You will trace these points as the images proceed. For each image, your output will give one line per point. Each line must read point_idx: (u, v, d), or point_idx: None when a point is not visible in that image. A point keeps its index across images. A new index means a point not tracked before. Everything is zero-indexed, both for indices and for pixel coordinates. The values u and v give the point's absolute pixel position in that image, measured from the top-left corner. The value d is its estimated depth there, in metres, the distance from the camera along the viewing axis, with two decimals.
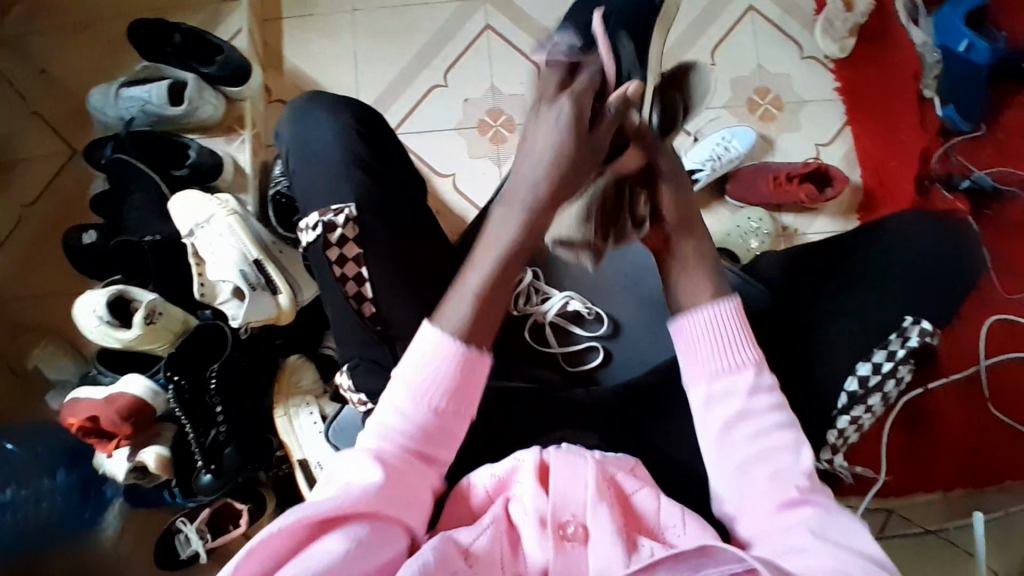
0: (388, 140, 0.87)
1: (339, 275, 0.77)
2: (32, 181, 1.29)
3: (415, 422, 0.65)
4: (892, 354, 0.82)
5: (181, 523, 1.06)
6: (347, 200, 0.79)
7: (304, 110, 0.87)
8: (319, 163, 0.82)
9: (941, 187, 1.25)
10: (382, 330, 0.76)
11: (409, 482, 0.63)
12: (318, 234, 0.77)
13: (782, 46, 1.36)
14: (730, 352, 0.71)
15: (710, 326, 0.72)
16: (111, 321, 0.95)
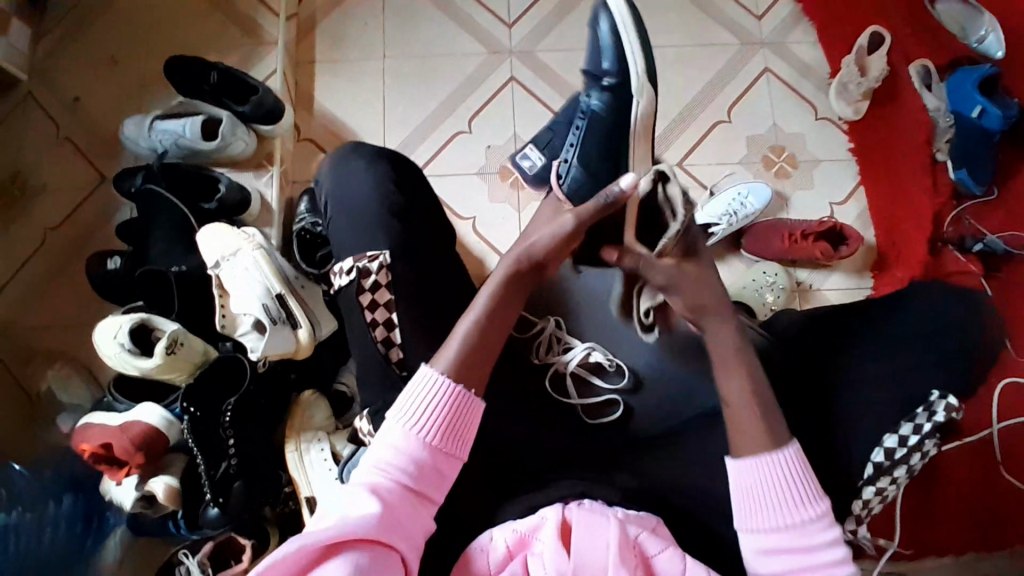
0: (420, 186, 0.89)
1: (370, 319, 0.79)
2: (60, 206, 1.32)
3: (408, 452, 0.67)
4: (918, 428, 0.79)
5: (184, 555, 1.02)
6: (381, 247, 0.81)
7: (342, 157, 0.89)
8: (353, 208, 0.85)
9: (953, 249, 1.25)
10: (408, 374, 0.78)
11: (404, 517, 0.64)
12: (352, 279, 0.80)
13: (796, 107, 1.40)
14: (791, 506, 0.71)
15: (772, 483, 0.71)
16: (131, 349, 0.95)
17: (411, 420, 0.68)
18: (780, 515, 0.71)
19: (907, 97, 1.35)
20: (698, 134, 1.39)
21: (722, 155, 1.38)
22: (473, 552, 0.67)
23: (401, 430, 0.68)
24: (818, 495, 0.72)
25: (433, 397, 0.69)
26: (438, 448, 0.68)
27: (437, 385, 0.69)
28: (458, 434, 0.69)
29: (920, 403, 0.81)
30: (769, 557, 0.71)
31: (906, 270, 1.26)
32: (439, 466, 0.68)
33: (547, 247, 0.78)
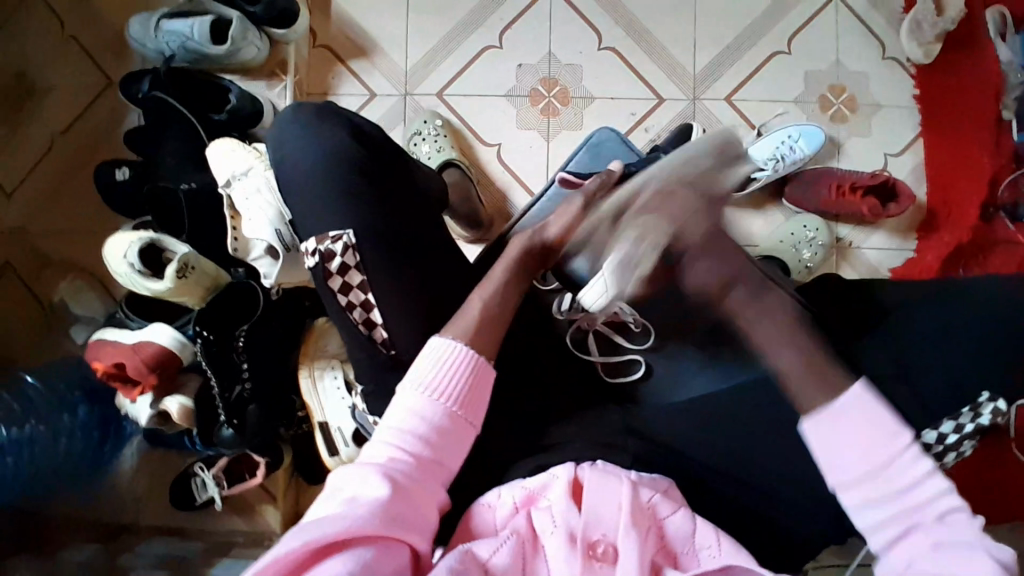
0: (389, 157, 0.79)
1: (345, 302, 0.72)
2: (67, 108, 1.25)
3: (424, 424, 0.65)
4: (960, 427, 0.72)
5: (200, 468, 1.09)
6: (344, 226, 0.72)
7: (284, 124, 0.79)
8: (308, 184, 0.75)
9: (1004, 216, 1.18)
10: (394, 355, 0.73)
11: (414, 493, 0.62)
12: (316, 263, 0.72)
13: (864, 41, 1.26)
14: (878, 447, 0.63)
15: (857, 425, 0.64)
16: (142, 271, 0.93)
17: (428, 391, 0.66)
18: (867, 458, 0.63)
19: (980, 49, 1.21)
20: (751, 68, 1.26)
21: (774, 93, 1.26)
22: (477, 509, 0.67)
23: (418, 396, 0.66)
24: (902, 427, 0.64)
25: (451, 366, 0.67)
26: (456, 414, 0.66)
27: (454, 350, 0.68)
28: (476, 401, 0.68)
29: (969, 402, 0.72)
30: (859, 496, 0.63)
31: (952, 235, 1.19)
32: (456, 430, 0.66)
33: (559, 230, 0.82)
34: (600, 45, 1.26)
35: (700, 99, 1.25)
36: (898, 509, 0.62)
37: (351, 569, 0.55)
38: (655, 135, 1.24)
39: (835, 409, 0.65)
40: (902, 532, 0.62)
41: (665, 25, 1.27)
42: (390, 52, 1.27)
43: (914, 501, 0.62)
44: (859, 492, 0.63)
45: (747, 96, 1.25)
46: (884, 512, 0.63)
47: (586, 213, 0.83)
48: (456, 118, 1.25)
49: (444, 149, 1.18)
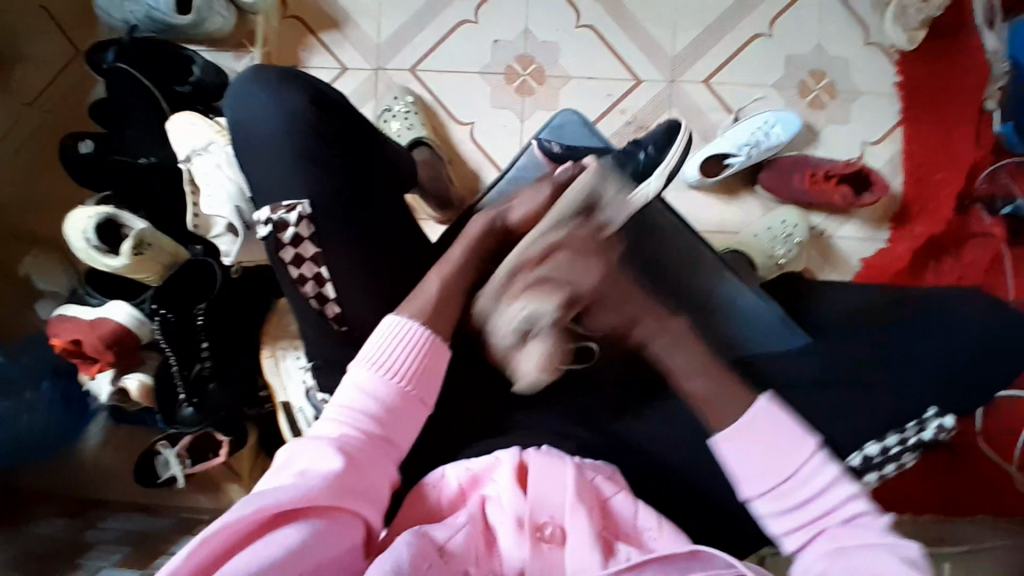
0: (353, 125, 0.74)
1: (296, 276, 0.69)
2: (30, 75, 1.22)
3: (374, 402, 0.62)
4: (904, 440, 0.69)
5: (163, 446, 1.08)
6: (299, 196, 0.69)
7: (244, 86, 0.74)
8: (259, 151, 0.71)
9: (981, 209, 1.17)
10: (346, 331, 0.71)
11: (367, 470, 0.59)
12: (267, 234, 0.68)
13: (847, 26, 1.24)
14: (783, 458, 0.61)
15: (763, 430, 0.62)
16: (97, 245, 0.91)
17: (380, 368, 0.64)
18: (775, 475, 0.61)
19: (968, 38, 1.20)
20: (731, 50, 1.23)
21: (754, 77, 1.23)
22: (426, 490, 0.64)
23: (368, 372, 0.63)
24: (807, 435, 0.62)
25: (404, 343, 0.65)
26: (408, 393, 0.64)
27: (407, 329, 0.66)
28: (429, 380, 0.66)
29: (914, 417, 0.69)
30: (775, 508, 0.61)
31: (927, 226, 1.18)
32: (409, 408, 0.64)
33: (523, 215, 0.78)
34: (579, 22, 1.23)
35: (679, 81, 1.23)
36: (813, 511, 0.60)
37: (303, 539, 0.51)
38: (631, 116, 1.22)
39: (741, 426, 0.63)
40: (806, 540, 0.60)
41: (646, 4, 1.23)
42: (363, 24, 1.23)
43: (824, 507, 0.60)
44: (766, 503, 0.62)
45: (727, 79, 1.23)
46: (792, 520, 0.61)
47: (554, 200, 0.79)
48: (429, 94, 1.23)
49: (415, 127, 1.16)
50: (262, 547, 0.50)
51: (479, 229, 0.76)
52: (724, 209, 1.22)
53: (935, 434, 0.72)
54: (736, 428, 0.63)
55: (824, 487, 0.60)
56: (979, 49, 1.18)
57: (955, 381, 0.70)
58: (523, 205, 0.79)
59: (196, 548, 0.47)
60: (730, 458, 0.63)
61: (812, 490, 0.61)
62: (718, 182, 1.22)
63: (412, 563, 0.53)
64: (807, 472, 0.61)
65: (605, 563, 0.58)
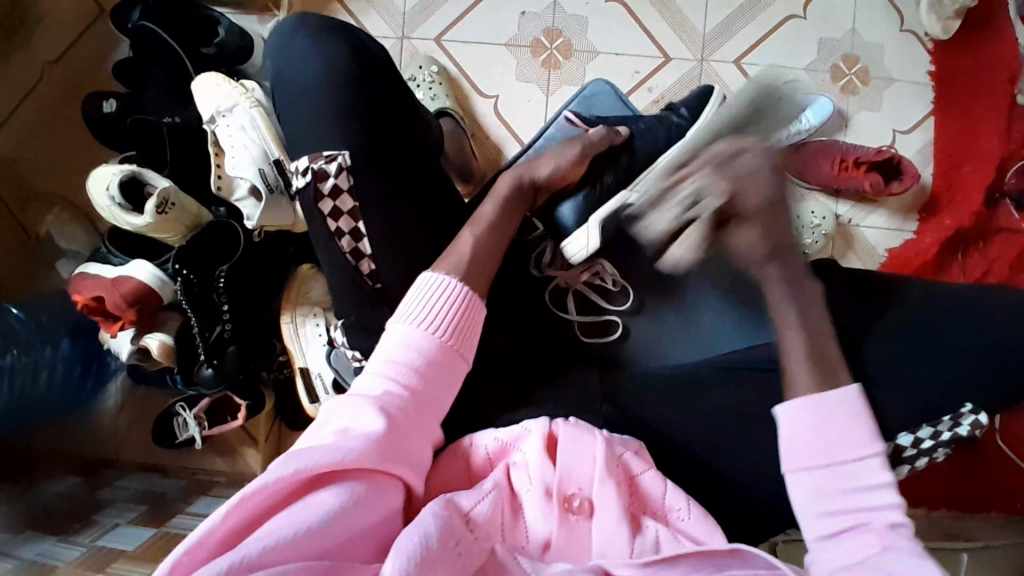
0: (390, 83, 0.76)
1: (334, 228, 0.69)
2: (55, 35, 1.21)
3: (416, 360, 0.62)
4: (937, 434, 0.71)
5: (181, 408, 1.09)
6: (340, 147, 0.69)
7: (286, 40, 0.76)
8: (301, 104, 0.72)
9: (1009, 203, 1.16)
10: (381, 288, 0.71)
11: (408, 428, 0.59)
12: (307, 183, 0.68)
13: (883, 10, 1.20)
14: (841, 445, 0.62)
15: (835, 409, 0.64)
16: (122, 205, 0.91)
17: (419, 325, 0.63)
18: (829, 457, 0.62)
19: (996, 31, 1.17)
20: (763, 30, 1.21)
21: (786, 59, 1.21)
22: (457, 453, 0.65)
23: (408, 329, 0.63)
24: (873, 437, 0.63)
25: (442, 302, 0.65)
26: (448, 348, 0.64)
27: (446, 288, 0.66)
28: (467, 340, 0.65)
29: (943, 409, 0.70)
30: (822, 502, 0.61)
31: (954, 219, 1.16)
32: (450, 365, 0.64)
33: (549, 171, 0.80)
34: None
35: (708, 61, 1.21)
36: (858, 507, 0.61)
37: (342, 502, 0.51)
38: (658, 95, 1.21)
39: (812, 400, 0.64)
40: (844, 526, 0.61)
41: None
42: None
43: (867, 505, 0.61)
44: (813, 480, 0.62)
45: (757, 61, 1.21)
46: (831, 506, 0.61)
47: (579, 160, 0.83)
48: (453, 65, 1.21)
49: (439, 97, 1.15)
50: (302, 510, 0.50)
51: (507, 186, 0.77)
52: None
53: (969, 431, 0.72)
54: (803, 402, 0.65)
55: (875, 493, 0.61)
56: (1008, 42, 1.16)
57: (987, 375, 0.69)
58: (548, 163, 0.81)
59: (234, 509, 0.48)
60: (786, 425, 0.65)
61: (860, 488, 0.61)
62: None
63: (440, 536, 0.52)
64: (857, 465, 0.62)
65: (632, 543, 0.58)
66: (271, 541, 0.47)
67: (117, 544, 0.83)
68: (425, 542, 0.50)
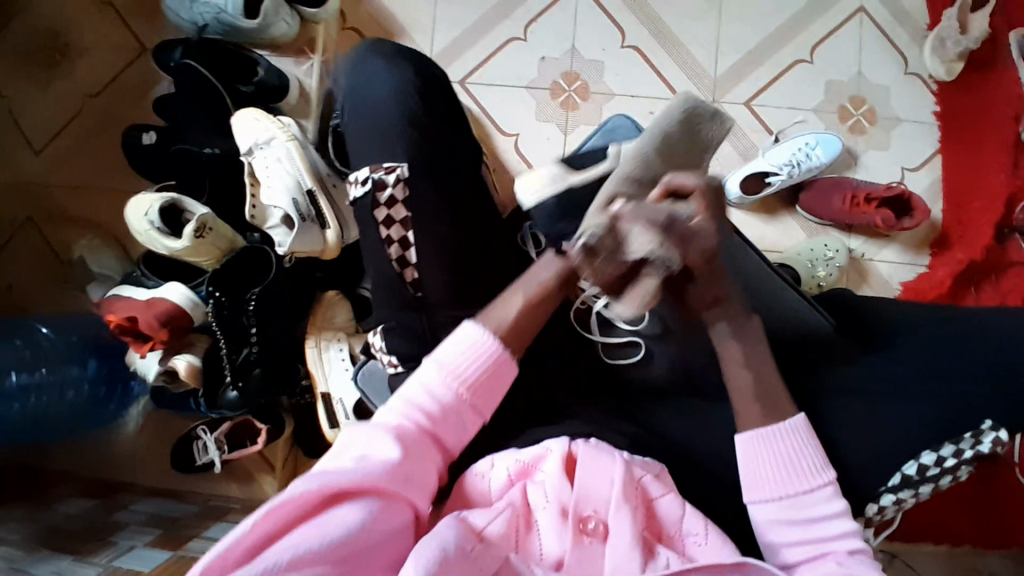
0: (446, 101, 0.80)
1: (385, 236, 0.74)
2: (102, 73, 1.29)
3: (438, 396, 0.66)
4: (960, 452, 0.69)
5: (202, 431, 1.12)
6: (399, 159, 0.74)
7: (363, 55, 0.80)
8: (361, 121, 0.78)
9: (1019, 238, 1.19)
10: (421, 297, 0.74)
11: (420, 457, 0.63)
12: (367, 190, 0.74)
13: (886, 55, 1.27)
14: (797, 472, 0.67)
15: (783, 449, 0.67)
16: (160, 229, 0.96)
17: (444, 364, 0.67)
18: (785, 483, 0.66)
19: (1001, 71, 1.23)
20: (772, 72, 1.27)
21: (795, 100, 1.26)
22: (470, 480, 0.65)
23: (434, 373, 0.66)
24: (823, 464, 0.67)
25: (468, 354, 0.67)
26: (466, 400, 0.66)
27: (484, 343, 0.68)
28: (489, 390, 0.68)
29: (968, 428, 0.70)
30: (786, 538, 0.66)
31: (964, 252, 1.19)
32: (463, 419, 0.66)
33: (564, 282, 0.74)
34: (622, 42, 1.28)
35: (719, 102, 1.26)
36: (813, 538, 0.65)
37: (359, 518, 0.55)
38: None
39: (763, 433, 0.68)
40: (810, 556, 0.65)
41: (690, 26, 1.28)
42: (416, 38, 1.29)
43: (820, 524, 0.65)
44: (773, 511, 0.66)
45: (766, 102, 1.26)
46: (792, 530, 0.66)
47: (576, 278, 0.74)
48: (475, 104, 1.28)
49: None
50: (327, 523, 0.53)
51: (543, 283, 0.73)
52: (763, 228, 1.24)
53: (992, 450, 0.70)
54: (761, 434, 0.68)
55: (825, 518, 0.65)
56: (1015, 80, 1.22)
57: (1004, 406, 0.70)
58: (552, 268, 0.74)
59: (261, 521, 0.51)
60: (745, 457, 0.68)
61: (813, 518, 0.65)
62: (756, 201, 1.24)
63: (458, 548, 0.55)
64: (811, 493, 0.66)
65: (645, 564, 0.59)
66: (299, 549, 0.50)
67: (132, 565, 0.83)
68: (443, 549, 0.53)
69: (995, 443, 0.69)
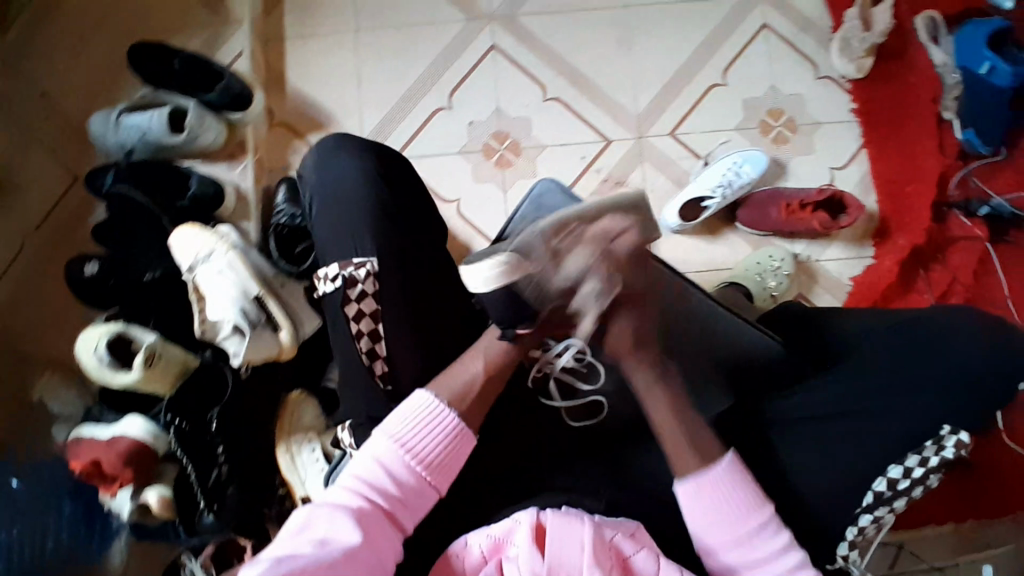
0: (406, 187, 0.85)
1: (355, 331, 0.76)
2: (36, 207, 1.29)
3: (394, 473, 0.69)
4: (925, 461, 0.72)
5: (188, 557, 1.00)
6: (370, 253, 0.78)
7: (334, 152, 0.85)
8: (338, 211, 0.81)
9: (959, 213, 1.23)
10: (391, 389, 0.77)
11: (379, 537, 0.65)
12: (338, 287, 0.77)
13: (795, 64, 1.32)
14: (732, 519, 0.69)
15: (714, 497, 0.70)
16: (112, 363, 0.96)
17: (400, 440, 0.70)
18: (725, 533, 0.69)
19: (912, 58, 1.28)
20: (693, 98, 1.31)
21: (717, 122, 1.31)
22: (450, 557, 0.64)
23: (389, 448, 0.69)
24: (760, 502, 0.70)
25: (422, 428, 0.71)
26: (422, 477, 0.70)
27: (439, 412, 0.72)
28: (446, 462, 0.71)
29: (928, 437, 0.72)
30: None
31: (910, 237, 1.23)
32: (421, 496, 0.69)
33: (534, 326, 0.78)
34: (545, 94, 1.32)
35: (646, 136, 1.30)
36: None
37: None
38: (606, 174, 1.29)
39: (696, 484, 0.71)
40: None
41: (606, 69, 1.32)
42: (345, 122, 1.31)
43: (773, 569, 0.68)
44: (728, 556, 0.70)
45: (691, 129, 1.30)
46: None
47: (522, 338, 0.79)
48: None
49: None
50: None
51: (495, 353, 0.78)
52: (709, 249, 1.26)
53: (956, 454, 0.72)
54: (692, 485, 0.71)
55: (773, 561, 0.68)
56: (928, 62, 1.26)
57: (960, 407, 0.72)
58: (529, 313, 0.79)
59: None
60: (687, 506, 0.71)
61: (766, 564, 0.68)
62: (698, 224, 1.27)
63: None
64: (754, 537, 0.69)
65: None
66: None
67: None
68: None
69: (957, 447, 0.72)
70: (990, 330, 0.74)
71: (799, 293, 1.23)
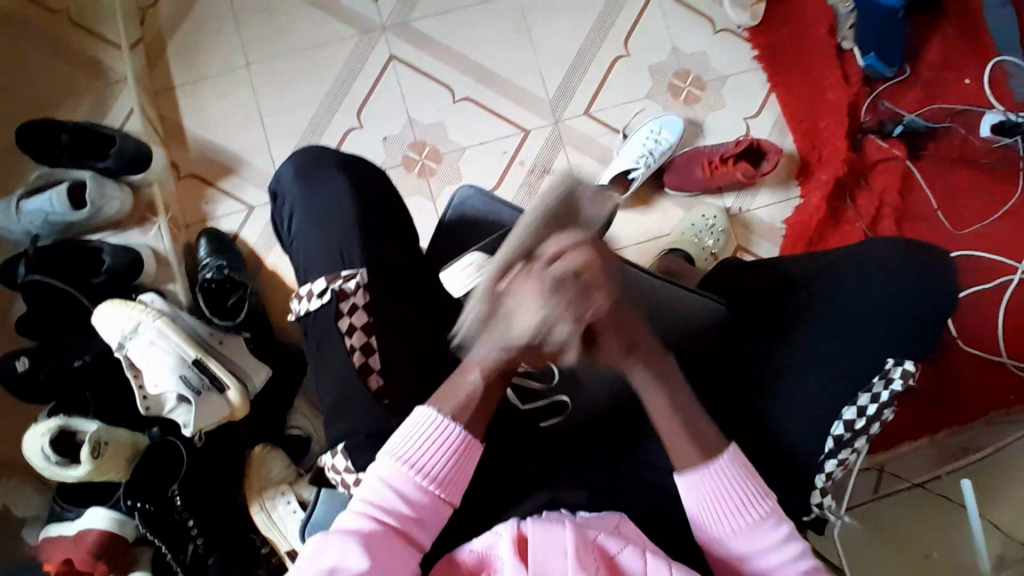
0: (378, 194, 0.84)
1: (348, 345, 0.76)
2: None
3: (403, 491, 0.67)
4: (876, 397, 0.74)
5: None
6: (356, 267, 0.78)
7: (304, 171, 0.84)
8: (322, 225, 0.81)
9: (875, 137, 1.26)
10: (389, 402, 0.75)
11: (390, 560, 0.63)
12: (328, 302, 0.77)
13: (693, 22, 1.33)
14: (733, 513, 0.69)
15: (715, 491, 0.69)
16: (59, 461, 0.90)
17: (405, 459, 0.69)
18: (727, 525, 0.69)
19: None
20: (600, 74, 1.31)
21: (628, 93, 1.31)
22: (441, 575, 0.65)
23: (394, 467, 0.68)
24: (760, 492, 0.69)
25: (427, 442, 0.69)
26: (433, 492, 0.68)
27: (443, 426, 0.69)
28: (456, 476, 0.70)
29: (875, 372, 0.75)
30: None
31: (831, 169, 1.26)
32: (435, 512, 0.68)
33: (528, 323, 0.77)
34: (455, 96, 1.30)
35: (563, 119, 1.30)
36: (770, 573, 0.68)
37: None
38: (531, 164, 1.28)
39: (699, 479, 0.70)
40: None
41: (510, 59, 1.31)
42: (256, 161, 1.27)
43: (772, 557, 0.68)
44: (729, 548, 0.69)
45: (604, 105, 1.30)
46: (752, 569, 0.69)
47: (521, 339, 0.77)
48: None
49: None
50: None
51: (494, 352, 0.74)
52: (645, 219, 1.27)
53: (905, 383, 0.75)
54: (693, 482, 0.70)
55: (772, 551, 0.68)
56: None
57: (895, 331, 0.75)
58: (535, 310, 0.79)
59: None
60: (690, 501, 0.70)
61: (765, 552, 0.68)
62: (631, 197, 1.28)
63: None
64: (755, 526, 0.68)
65: None
66: None
67: None
68: None
69: (904, 377, 0.75)
70: (912, 254, 0.77)
71: (737, 246, 1.25)
